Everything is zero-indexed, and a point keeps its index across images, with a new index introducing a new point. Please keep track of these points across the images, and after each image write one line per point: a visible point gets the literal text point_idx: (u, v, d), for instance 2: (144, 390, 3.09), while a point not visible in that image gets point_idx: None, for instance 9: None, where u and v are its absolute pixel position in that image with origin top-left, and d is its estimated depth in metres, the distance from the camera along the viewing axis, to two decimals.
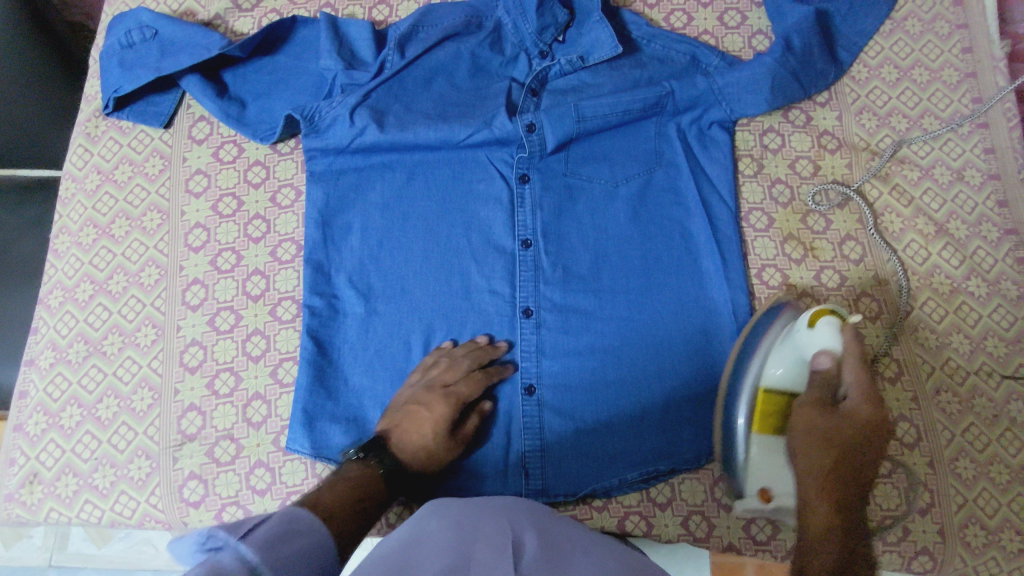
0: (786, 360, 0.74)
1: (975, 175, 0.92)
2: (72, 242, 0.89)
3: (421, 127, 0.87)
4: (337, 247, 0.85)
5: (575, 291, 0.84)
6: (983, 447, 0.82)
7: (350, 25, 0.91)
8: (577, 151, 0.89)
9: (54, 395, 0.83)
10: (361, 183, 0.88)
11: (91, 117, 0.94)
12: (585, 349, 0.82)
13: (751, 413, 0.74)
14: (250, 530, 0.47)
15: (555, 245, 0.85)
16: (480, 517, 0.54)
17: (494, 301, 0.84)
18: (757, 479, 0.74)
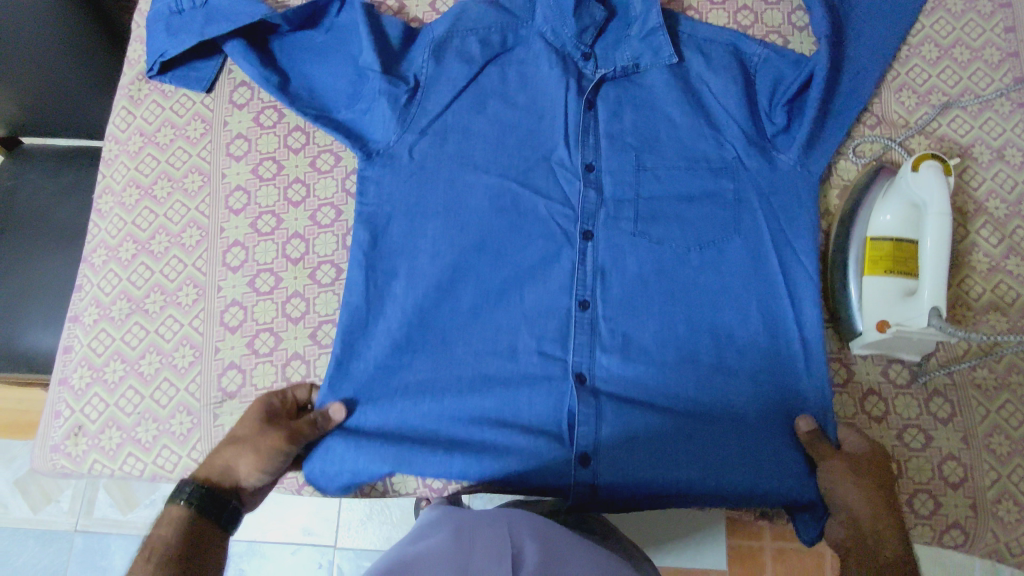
0: (892, 206, 0.81)
1: (1016, 154, 0.91)
2: (115, 203, 0.91)
3: (478, 154, 0.84)
4: (381, 296, 0.80)
5: (636, 362, 0.77)
6: (1018, 423, 0.82)
7: (384, 21, 0.87)
8: (644, 187, 0.82)
9: (97, 350, 0.85)
10: (412, 230, 0.81)
11: (134, 80, 0.95)
12: (648, 398, 0.77)
13: (859, 260, 0.83)
14: None
15: (619, 310, 0.79)
16: (478, 527, 0.60)
17: (544, 364, 0.78)
18: (873, 315, 0.81)
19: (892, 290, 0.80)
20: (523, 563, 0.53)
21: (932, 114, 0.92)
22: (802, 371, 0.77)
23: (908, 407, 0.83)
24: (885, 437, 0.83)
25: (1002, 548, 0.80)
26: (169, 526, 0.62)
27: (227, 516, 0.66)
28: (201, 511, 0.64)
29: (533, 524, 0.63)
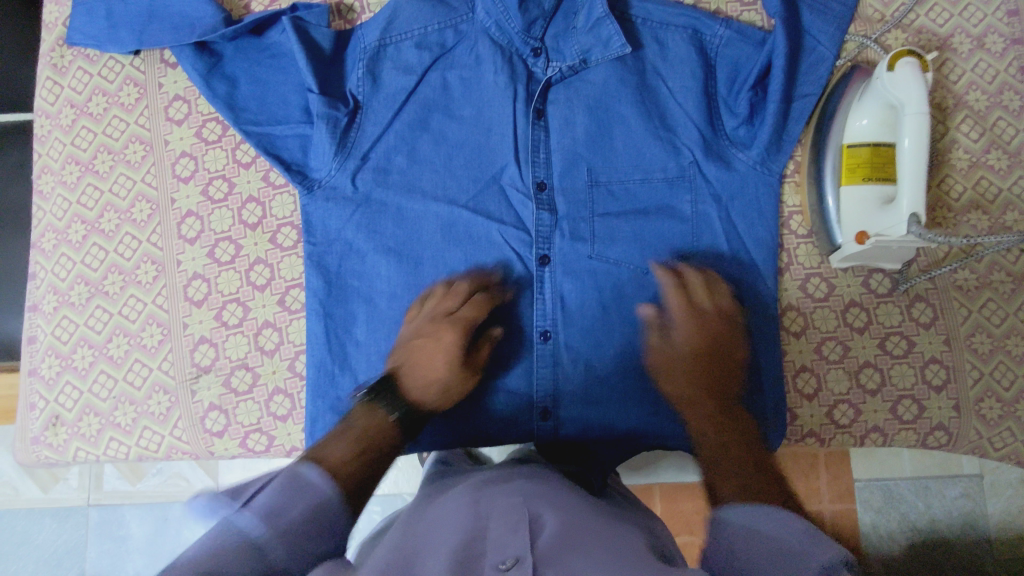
0: (869, 110, 0.78)
1: (997, 40, 0.86)
2: (56, 182, 0.86)
3: (426, 182, 0.83)
4: (342, 342, 0.80)
5: (596, 382, 0.80)
6: (1000, 321, 0.82)
7: (315, 29, 0.83)
8: (599, 205, 0.81)
9: (63, 338, 0.83)
10: (366, 271, 0.81)
11: (56, 46, 0.88)
12: (612, 409, 0.80)
13: (836, 168, 0.80)
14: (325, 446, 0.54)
15: (580, 339, 0.80)
16: (492, 498, 0.54)
17: (510, 396, 0.81)
18: (853, 228, 0.78)
19: (872, 199, 0.77)
20: (540, 529, 0.48)
21: (909, 5, 0.87)
22: (754, 375, 0.79)
23: (890, 315, 0.83)
24: (867, 347, 0.82)
25: (984, 444, 0.82)
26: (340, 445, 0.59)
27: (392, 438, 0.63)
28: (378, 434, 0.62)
29: (551, 495, 0.57)
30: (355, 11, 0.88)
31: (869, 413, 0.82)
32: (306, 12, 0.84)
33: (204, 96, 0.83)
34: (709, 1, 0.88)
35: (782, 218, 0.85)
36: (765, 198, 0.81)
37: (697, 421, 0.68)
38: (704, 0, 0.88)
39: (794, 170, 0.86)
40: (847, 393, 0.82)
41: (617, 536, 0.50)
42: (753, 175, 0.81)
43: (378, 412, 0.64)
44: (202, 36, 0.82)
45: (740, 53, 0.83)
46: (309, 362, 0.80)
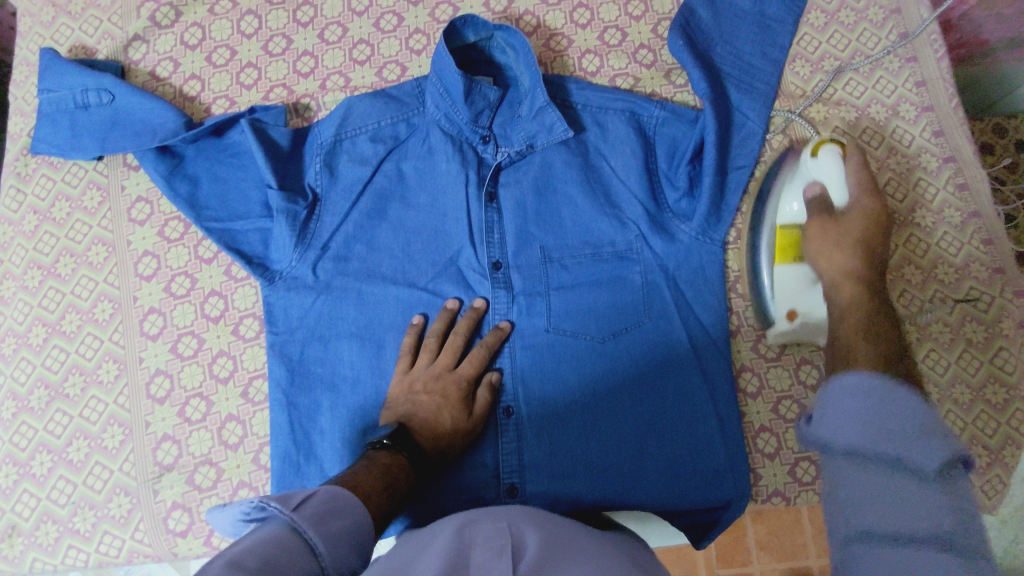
0: (796, 195, 0.84)
1: (910, 108, 0.94)
2: (18, 287, 0.87)
3: (385, 267, 0.85)
4: (306, 431, 0.81)
5: (563, 455, 0.81)
6: (943, 370, 0.85)
7: (273, 129, 0.87)
8: (553, 278, 0.85)
9: (21, 445, 0.81)
10: (329, 358, 0.83)
11: (20, 156, 0.91)
12: (580, 481, 0.80)
13: (772, 246, 0.85)
14: (299, 503, 0.54)
15: (543, 412, 0.82)
16: (477, 522, 0.57)
17: (477, 473, 0.82)
18: (784, 305, 0.82)
19: (801, 277, 0.81)
20: (524, 557, 0.51)
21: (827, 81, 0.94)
22: (714, 438, 0.81)
23: None
24: None
25: None
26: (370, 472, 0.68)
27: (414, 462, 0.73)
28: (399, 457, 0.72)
29: (535, 517, 0.61)
30: (312, 109, 0.93)
31: None
32: (263, 113, 0.88)
33: (165, 196, 0.86)
34: (644, 85, 0.94)
35: (728, 282, 0.89)
36: (709, 265, 0.85)
37: (847, 306, 0.74)
38: (640, 84, 0.95)
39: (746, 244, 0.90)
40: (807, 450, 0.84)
41: (592, 561, 0.54)
42: (696, 245, 0.85)
43: (384, 458, 0.70)
44: (163, 139, 0.85)
45: (675, 132, 0.88)
46: (272, 453, 0.80)
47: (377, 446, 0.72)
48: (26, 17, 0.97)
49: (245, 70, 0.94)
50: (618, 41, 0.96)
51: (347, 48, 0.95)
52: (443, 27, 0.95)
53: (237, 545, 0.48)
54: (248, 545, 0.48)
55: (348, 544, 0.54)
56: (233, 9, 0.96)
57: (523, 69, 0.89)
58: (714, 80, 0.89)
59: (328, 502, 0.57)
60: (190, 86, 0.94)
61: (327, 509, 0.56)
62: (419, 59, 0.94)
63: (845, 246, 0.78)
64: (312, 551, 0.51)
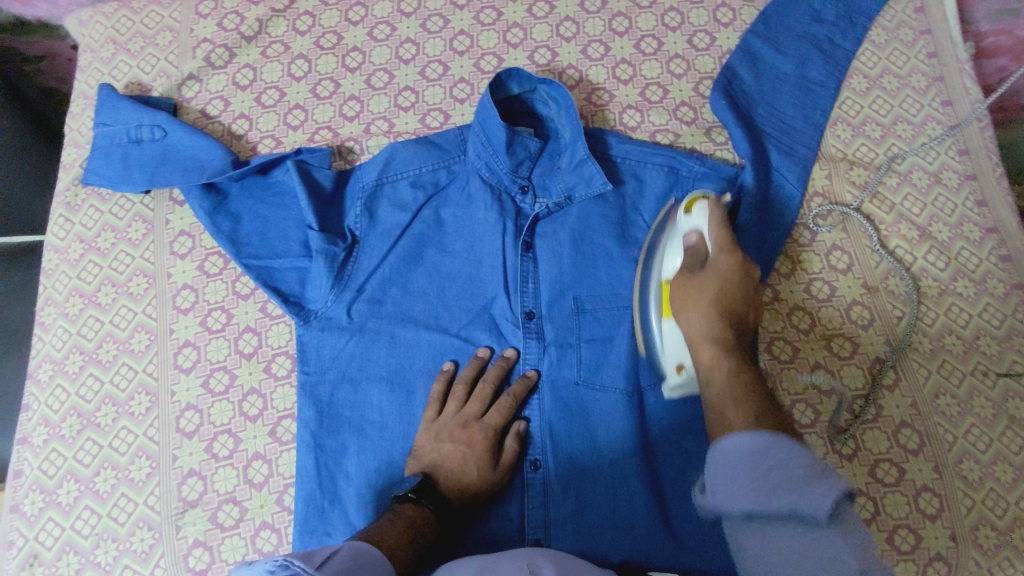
0: (677, 251, 0.78)
1: (952, 176, 0.93)
2: (59, 314, 0.88)
3: (419, 312, 0.86)
4: (332, 474, 0.80)
5: (589, 514, 0.79)
6: (986, 447, 0.82)
7: (318, 171, 0.89)
8: (586, 331, 0.84)
9: (49, 472, 0.82)
10: (358, 400, 0.82)
11: (70, 186, 0.94)
12: (605, 541, 0.78)
13: (659, 304, 0.78)
14: (322, 560, 0.54)
15: (570, 468, 0.81)
16: (497, 566, 0.56)
17: (502, 527, 0.80)
18: (672, 356, 0.76)
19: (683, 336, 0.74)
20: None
21: (880, 174, 0.93)
22: None
23: (877, 442, 0.84)
24: (858, 474, 0.83)
25: None
26: (395, 524, 0.67)
27: (438, 514, 0.72)
28: (423, 510, 0.71)
29: (554, 559, 0.60)
30: (355, 152, 0.94)
31: None
32: (309, 155, 0.90)
33: (208, 231, 0.87)
34: (684, 141, 0.95)
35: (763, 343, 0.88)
36: None
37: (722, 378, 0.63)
38: (680, 140, 0.95)
39: (786, 308, 0.89)
40: None
41: None
42: None
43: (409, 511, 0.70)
44: (212, 175, 0.88)
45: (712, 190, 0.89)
46: (298, 494, 0.79)
47: (403, 497, 0.72)
48: (87, 53, 1.01)
49: (293, 112, 0.96)
50: (659, 97, 0.97)
51: (393, 94, 0.97)
52: (488, 78, 0.97)
53: None
54: None
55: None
56: (286, 53, 0.99)
57: (565, 121, 0.90)
58: (756, 142, 0.90)
59: (349, 559, 0.56)
60: (238, 124, 0.96)
61: (350, 566, 0.55)
62: (462, 107, 0.96)
63: (703, 309, 0.68)
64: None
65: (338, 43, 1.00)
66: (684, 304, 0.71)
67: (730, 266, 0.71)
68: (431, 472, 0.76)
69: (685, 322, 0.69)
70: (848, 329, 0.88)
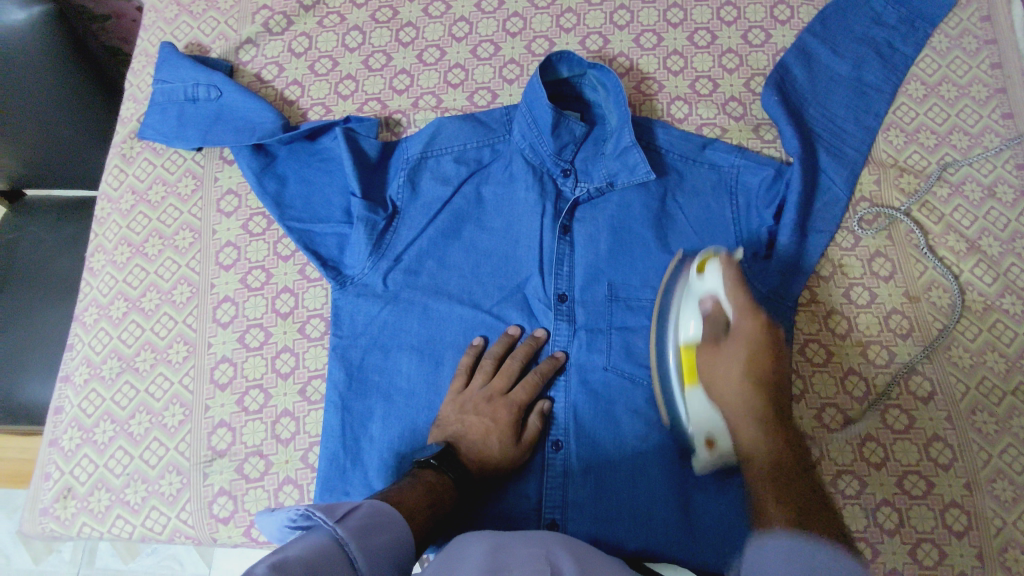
0: (692, 313, 0.78)
1: (1008, 190, 0.91)
2: (107, 261, 0.91)
3: (453, 286, 0.87)
4: (356, 437, 0.81)
5: (607, 499, 0.79)
6: (1022, 468, 0.80)
7: (364, 140, 0.90)
8: (618, 317, 0.84)
9: (88, 411, 0.85)
10: (388, 367, 0.84)
11: (126, 139, 0.97)
12: (622, 526, 0.78)
13: (678, 368, 0.77)
14: (343, 515, 0.55)
15: (591, 452, 0.81)
16: (511, 547, 0.56)
17: (520, 504, 0.81)
18: (701, 432, 0.75)
19: (713, 416, 0.74)
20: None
21: (932, 181, 0.91)
22: None
23: (908, 453, 0.82)
24: (885, 484, 0.81)
25: None
26: (416, 488, 0.68)
27: (458, 483, 0.73)
28: (443, 477, 0.72)
29: (572, 546, 0.60)
30: (402, 125, 0.96)
31: (888, 554, 0.79)
32: (357, 124, 0.92)
33: (254, 191, 0.89)
34: (731, 136, 0.94)
35: (797, 345, 0.86)
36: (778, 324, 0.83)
37: (762, 463, 0.67)
38: (727, 135, 0.94)
39: (823, 311, 0.87)
40: (865, 531, 0.79)
41: None
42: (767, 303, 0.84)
43: (429, 476, 0.71)
44: (262, 138, 0.90)
45: (755, 186, 0.88)
46: (323, 453, 0.81)
47: (424, 463, 0.73)
48: (152, 12, 1.04)
49: (344, 82, 0.98)
50: (709, 91, 0.96)
51: (443, 70, 0.98)
52: (538, 60, 0.97)
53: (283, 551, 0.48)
54: (294, 553, 0.48)
55: (387, 561, 0.55)
56: (341, 24, 1.01)
57: (612, 108, 0.90)
58: (806, 141, 0.89)
59: (369, 517, 0.57)
60: (291, 91, 0.98)
61: (369, 523, 0.56)
62: (510, 88, 0.97)
63: (738, 404, 0.71)
64: (352, 564, 0.51)
65: (393, 17, 1.01)
66: (712, 370, 0.74)
67: (747, 327, 0.73)
68: (453, 443, 0.77)
69: (716, 390, 0.73)
70: (886, 337, 0.86)
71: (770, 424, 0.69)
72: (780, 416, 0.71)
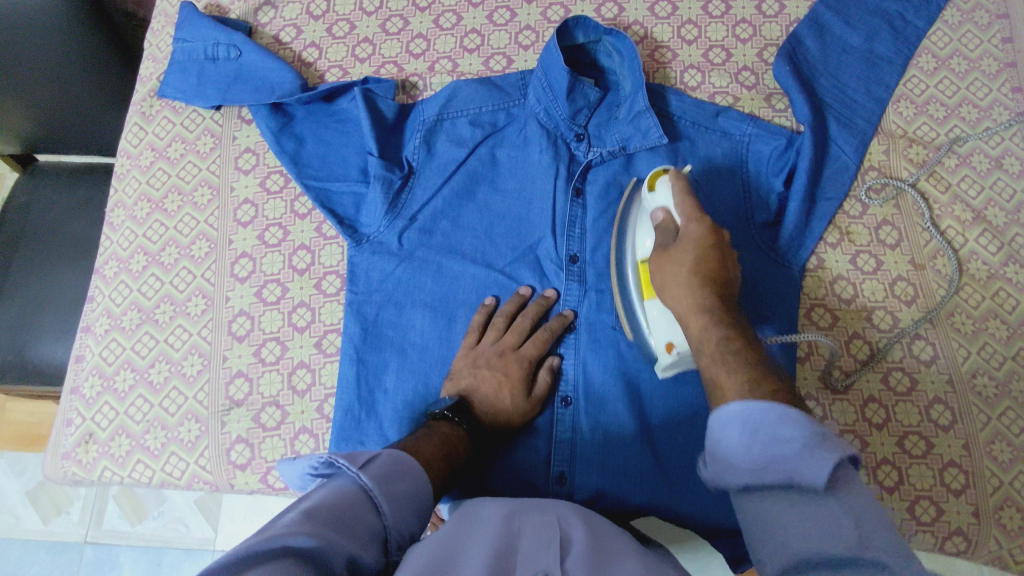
0: (647, 232, 0.76)
1: (1014, 162, 0.92)
2: (127, 216, 0.93)
3: (466, 245, 0.88)
4: (371, 389, 0.83)
5: (614, 453, 0.81)
6: (1020, 431, 0.82)
7: (382, 101, 0.92)
8: None
9: (108, 360, 0.87)
10: (402, 323, 0.85)
11: (146, 97, 0.98)
12: (629, 480, 0.80)
13: (638, 286, 0.78)
14: (365, 462, 0.57)
15: (600, 407, 0.83)
16: (526, 512, 0.57)
17: (529, 457, 0.83)
18: (661, 335, 0.74)
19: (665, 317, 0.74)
20: (572, 549, 0.52)
21: (941, 154, 0.93)
22: None
23: (909, 415, 0.84)
24: (886, 444, 0.83)
25: (1004, 554, 0.80)
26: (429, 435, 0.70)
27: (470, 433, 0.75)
28: (456, 427, 0.74)
29: (585, 515, 0.61)
30: (418, 88, 0.97)
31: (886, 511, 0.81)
32: (375, 85, 0.93)
33: (272, 149, 0.91)
34: (743, 104, 0.95)
35: (803, 309, 0.88)
36: (785, 288, 0.85)
37: (715, 349, 0.60)
38: (739, 103, 0.95)
39: (830, 277, 0.89)
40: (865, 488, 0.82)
41: (633, 555, 0.54)
42: (774, 266, 0.85)
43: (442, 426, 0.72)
44: (281, 97, 0.91)
45: (765, 152, 0.89)
46: (338, 405, 0.83)
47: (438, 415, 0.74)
48: None
49: (361, 45, 0.99)
50: (722, 60, 0.97)
51: (459, 35, 0.99)
52: (553, 27, 0.98)
53: (309, 499, 0.51)
54: (318, 500, 0.51)
55: (409, 507, 0.56)
56: None
57: (627, 73, 0.91)
58: (817, 109, 0.90)
59: (391, 466, 0.58)
60: (308, 53, 0.99)
61: (391, 471, 0.58)
62: (525, 54, 0.98)
63: (684, 278, 0.65)
64: (374, 510, 0.53)
65: None
66: (665, 284, 0.67)
67: (698, 231, 0.67)
68: (465, 396, 0.78)
69: (669, 301, 0.66)
70: (890, 303, 0.88)
71: (731, 337, 0.60)
72: (737, 313, 0.64)
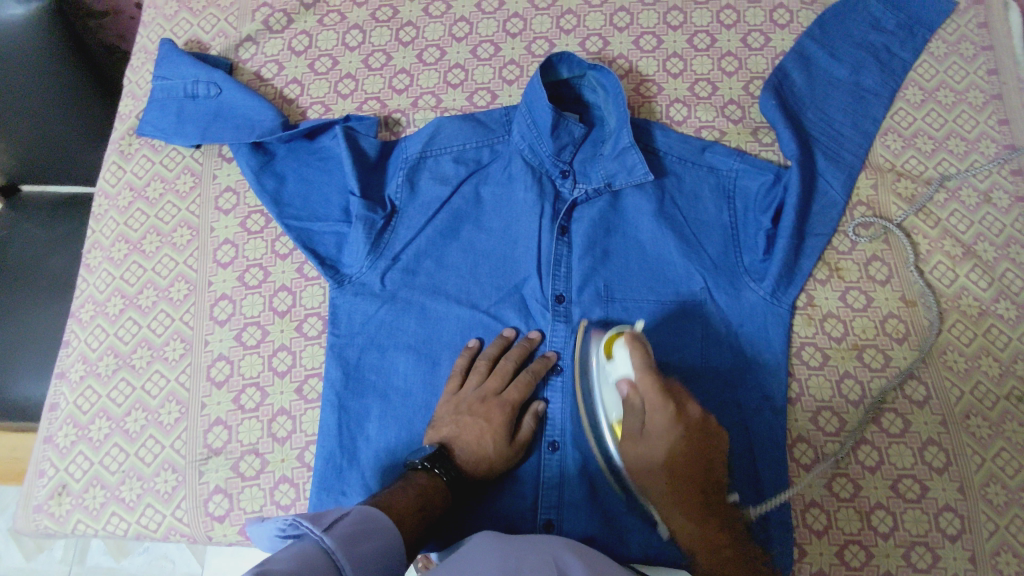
0: (613, 406, 0.77)
1: (1003, 196, 0.91)
2: (104, 258, 0.91)
3: (450, 286, 0.87)
4: (352, 436, 0.81)
5: (603, 500, 0.79)
6: (1014, 473, 0.81)
7: (364, 139, 0.91)
8: (614, 319, 0.84)
9: (83, 408, 0.85)
10: (385, 366, 0.84)
11: (125, 135, 0.97)
12: (619, 529, 0.79)
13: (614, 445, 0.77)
14: (331, 522, 0.55)
15: (587, 453, 0.81)
16: (522, 558, 0.56)
17: (515, 505, 0.81)
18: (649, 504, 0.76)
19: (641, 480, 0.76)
20: None
21: (931, 189, 0.92)
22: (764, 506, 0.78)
23: (902, 457, 0.82)
24: (879, 488, 0.81)
25: None
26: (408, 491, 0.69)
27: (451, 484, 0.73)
28: (435, 479, 0.72)
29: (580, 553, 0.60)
30: (401, 125, 0.96)
31: (881, 557, 0.79)
32: (357, 123, 0.92)
33: (252, 189, 0.89)
34: (730, 139, 0.94)
35: (793, 348, 0.86)
36: (774, 327, 0.84)
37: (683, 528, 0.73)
38: (726, 138, 0.94)
39: (820, 314, 0.88)
40: (859, 533, 0.80)
41: None
42: (762, 306, 0.84)
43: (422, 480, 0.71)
44: (261, 136, 0.90)
45: (752, 189, 0.88)
46: (319, 454, 0.81)
47: (417, 466, 0.72)
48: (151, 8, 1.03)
49: (344, 80, 0.98)
50: (708, 93, 0.97)
51: (443, 70, 0.98)
52: (538, 62, 0.98)
53: (269, 563, 0.49)
54: (280, 565, 0.49)
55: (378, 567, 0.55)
56: (341, 23, 1.01)
57: (611, 110, 0.90)
58: (803, 144, 0.89)
59: (358, 522, 0.57)
60: (290, 89, 0.98)
61: (359, 529, 0.56)
62: (510, 88, 0.97)
63: (653, 466, 0.72)
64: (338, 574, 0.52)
65: (393, 16, 1.01)
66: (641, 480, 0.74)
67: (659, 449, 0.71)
68: (446, 444, 0.76)
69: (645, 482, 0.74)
70: (881, 341, 0.86)
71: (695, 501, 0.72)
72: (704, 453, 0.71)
